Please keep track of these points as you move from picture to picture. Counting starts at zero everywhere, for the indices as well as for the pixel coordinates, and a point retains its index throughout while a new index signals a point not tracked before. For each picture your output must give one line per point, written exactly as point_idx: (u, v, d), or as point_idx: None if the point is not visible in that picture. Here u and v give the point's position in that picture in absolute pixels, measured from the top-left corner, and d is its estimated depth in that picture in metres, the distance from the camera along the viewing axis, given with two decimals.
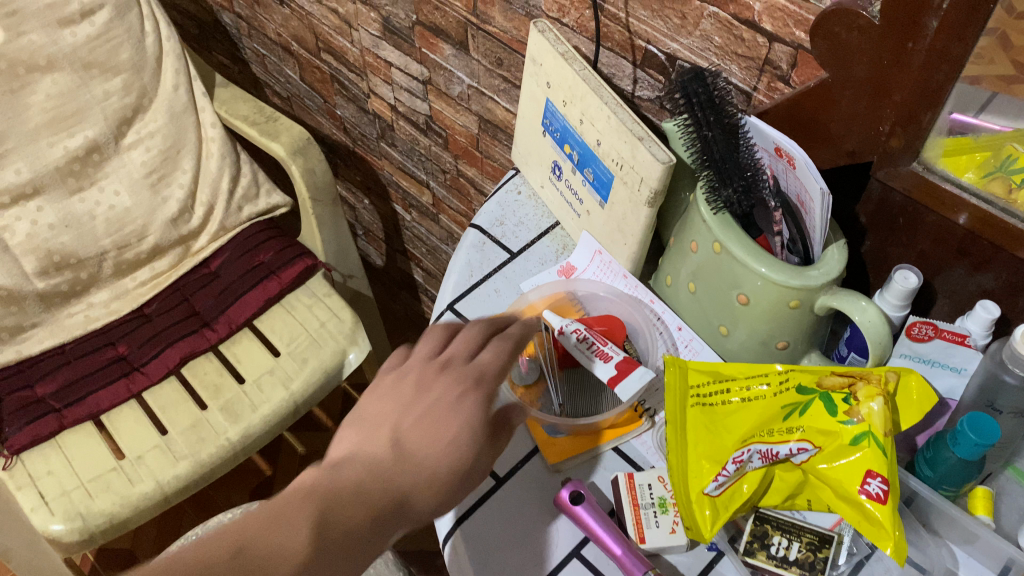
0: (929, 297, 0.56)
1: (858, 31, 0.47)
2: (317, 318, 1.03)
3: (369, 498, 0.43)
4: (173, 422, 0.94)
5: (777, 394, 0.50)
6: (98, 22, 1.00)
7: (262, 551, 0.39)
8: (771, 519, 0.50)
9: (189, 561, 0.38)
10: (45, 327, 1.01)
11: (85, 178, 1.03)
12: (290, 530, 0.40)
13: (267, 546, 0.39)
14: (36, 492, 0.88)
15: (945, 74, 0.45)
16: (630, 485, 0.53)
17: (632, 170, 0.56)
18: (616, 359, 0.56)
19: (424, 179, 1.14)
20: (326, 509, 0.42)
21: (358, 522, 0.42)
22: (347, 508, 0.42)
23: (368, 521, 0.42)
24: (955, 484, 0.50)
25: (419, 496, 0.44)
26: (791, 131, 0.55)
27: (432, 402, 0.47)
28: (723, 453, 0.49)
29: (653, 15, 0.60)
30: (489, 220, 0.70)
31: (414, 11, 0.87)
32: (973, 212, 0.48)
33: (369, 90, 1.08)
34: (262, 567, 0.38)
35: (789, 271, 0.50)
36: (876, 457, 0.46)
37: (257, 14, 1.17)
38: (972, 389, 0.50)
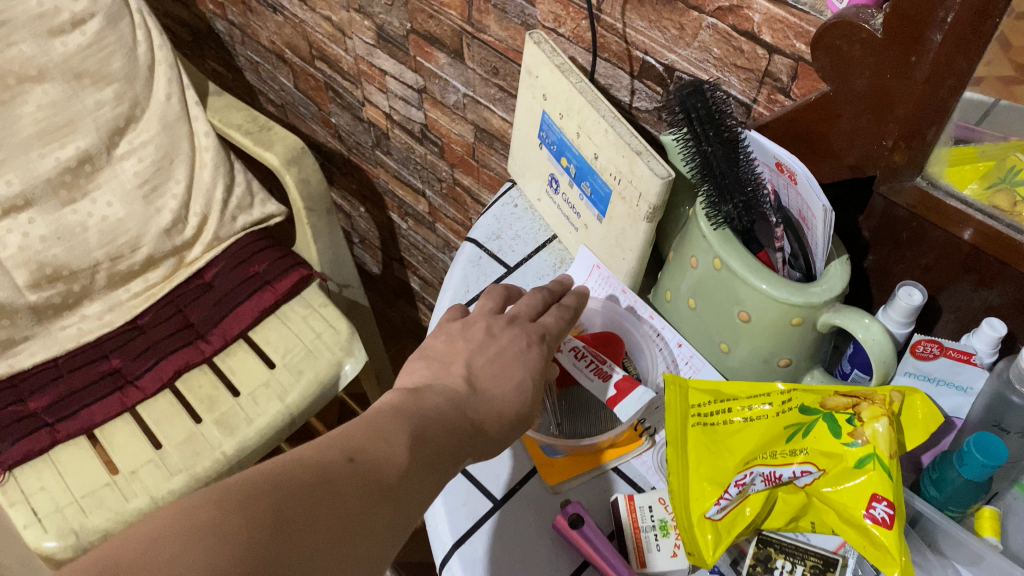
0: (933, 313, 0.55)
1: (860, 44, 0.46)
2: (312, 329, 1.02)
3: (454, 422, 0.43)
4: (167, 436, 0.92)
5: (779, 414, 0.48)
6: (89, 31, 0.99)
7: (374, 457, 0.38)
8: (775, 542, 0.49)
9: (311, 460, 0.36)
10: (38, 340, 0.99)
11: (77, 190, 1.02)
12: (394, 439, 0.39)
13: (376, 454, 0.38)
14: (28, 509, 0.87)
15: (950, 88, 0.44)
16: (630, 507, 0.52)
17: (630, 185, 0.55)
18: (615, 378, 0.54)
19: (420, 187, 1.13)
20: (419, 426, 0.41)
21: (447, 442, 0.42)
22: (437, 428, 0.42)
23: (454, 442, 0.43)
24: (961, 506, 0.49)
25: (491, 424, 0.46)
26: (792, 144, 0.54)
27: (500, 346, 0.50)
28: (725, 475, 0.49)
29: (650, 25, 0.59)
30: (485, 233, 0.69)
31: (408, 20, 0.86)
32: (979, 228, 0.47)
33: (364, 98, 1.07)
34: (379, 472, 0.37)
35: (792, 289, 0.49)
36: (881, 480, 0.45)
37: (250, 21, 1.15)
38: (978, 408, 0.49)
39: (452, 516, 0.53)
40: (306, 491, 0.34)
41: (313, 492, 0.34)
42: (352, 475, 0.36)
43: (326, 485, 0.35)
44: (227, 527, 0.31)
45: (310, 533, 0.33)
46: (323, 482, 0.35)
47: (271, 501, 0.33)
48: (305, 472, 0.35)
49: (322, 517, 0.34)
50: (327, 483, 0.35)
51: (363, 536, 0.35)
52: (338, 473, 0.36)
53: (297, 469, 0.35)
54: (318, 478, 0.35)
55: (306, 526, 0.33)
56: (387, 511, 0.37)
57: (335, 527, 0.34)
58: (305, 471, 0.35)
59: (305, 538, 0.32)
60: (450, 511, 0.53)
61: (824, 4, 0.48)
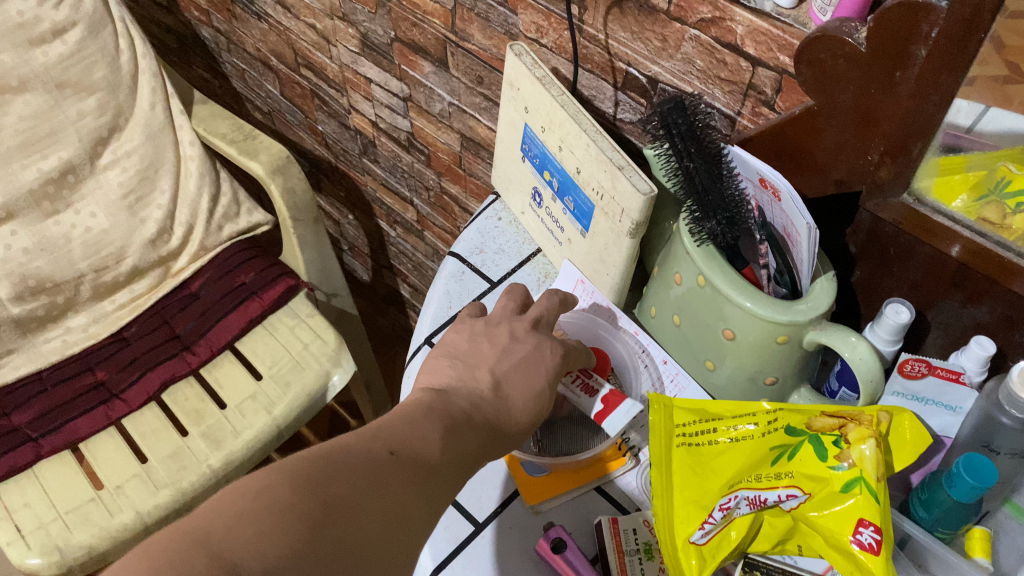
0: (922, 330, 0.54)
1: (844, 59, 0.45)
2: (299, 340, 1.00)
3: (483, 419, 0.43)
4: (154, 450, 0.91)
5: (765, 434, 0.48)
6: (70, 41, 0.98)
7: (414, 448, 0.38)
8: (761, 565, 0.48)
9: (359, 452, 0.36)
10: (21, 354, 0.98)
11: (60, 201, 1.00)
12: (429, 431, 0.40)
13: (412, 447, 0.38)
14: (12, 526, 0.85)
15: (937, 104, 0.43)
16: (614, 529, 0.51)
17: (613, 201, 0.54)
18: (604, 392, 0.53)
19: (408, 195, 1.12)
20: (451, 418, 0.41)
21: (476, 437, 0.42)
22: (468, 422, 0.42)
23: (484, 438, 0.42)
24: (951, 527, 0.48)
25: (510, 425, 0.44)
26: (777, 158, 0.53)
27: (525, 354, 0.48)
28: (709, 497, 0.48)
29: (633, 36, 0.58)
30: (468, 248, 0.68)
31: (392, 28, 0.85)
32: (967, 244, 0.47)
33: (350, 106, 1.05)
34: (420, 464, 0.38)
35: (776, 306, 0.48)
36: (869, 503, 0.44)
37: (235, 28, 1.14)
38: (967, 428, 0.48)
39: (431, 541, 0.52)
40: (358, 483, 0.35)
41: (364, 484, 0.35)
42: (397, 467, 0.37)
43: (374, 476, 0.36)
44: (295, 512, 0.32)
45: (363, 523, 0.34)
46: (371, 472, 0.36)
47: (327, 490, 0.34)
48: (355, 462, 0.36)
49: (373, 509, 0.34)
50: (376, 476, 0.36)
51: (408, 529, 0.35)
52: (384, 465, 0.36)
53: (349, 460, 0.36)
54: (368, 469, 0.36)
55: (359, 514, 0.34)
56: (428, 503, 0.37)
57: (385, 518, 0.35)
58: (355, 463, 0.36)
59: (360, 529, 0.33)
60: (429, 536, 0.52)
61: (807, 16, 0.48)
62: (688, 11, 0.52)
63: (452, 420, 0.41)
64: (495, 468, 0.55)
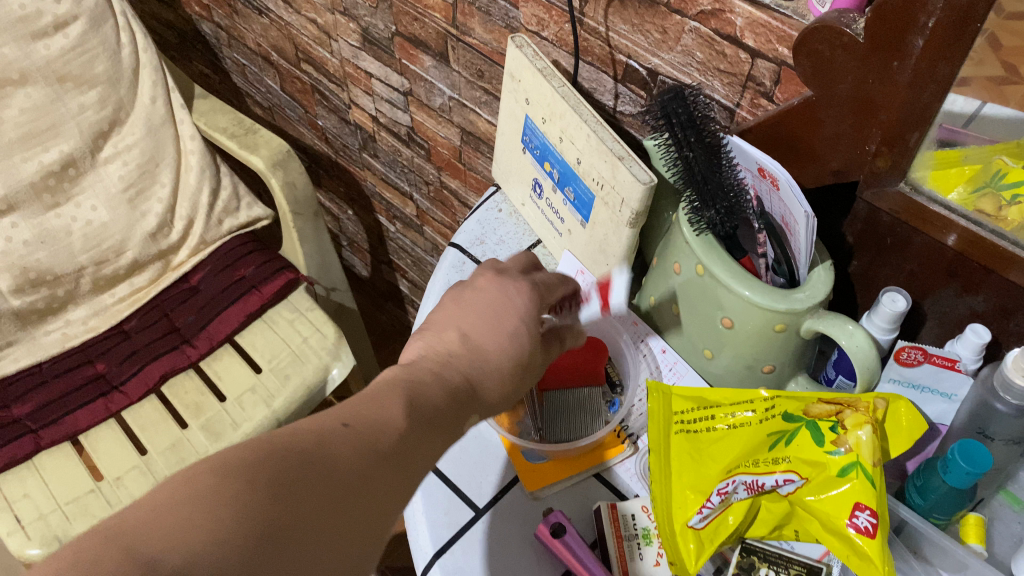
0: (917, 320, 0.55)
1: (842, 49, 0.45)
2: (299, 334, 1.01)
3: (450, 390, 0.39)
4: (153, 442, 0.91)
5: (763, 420, 0.48)
6: (72, 34, 0.98)
7: (374, 421, 0.34)
8: (758, 550, 0.49)
9: (309, 428, 0.33)
10: (21, 345, 0.98)
11: (61, 194, 1.01)
12: (389, 401, 0.36)
13: (371, 422, 0.34)
14: (11, 516, 0.86)
15: (932, 93, 0.44)
16: (613, 515, 0.52)
17: (613, 191, 0.55)
18: (592, 295, 0.60)
19: (408, 190, 1.12)
20: (413, 387, 0.38)
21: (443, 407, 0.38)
22: (433, 393, 0.38)
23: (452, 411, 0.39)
24: (945, 513, 0.49)
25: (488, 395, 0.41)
26: (775, 149, 0.54)
27: None
28: (708, 483, 0.48)
29: (633, 29, 0.58)
30: (469, 239, 0.68)
31: (393, 22, 0.85)
32: (963, 233, 0.47)
33: (350, 101, 1.06)
34: (381, 438, 0.34)
35: (774, 295, 0.48)
36: (864, 488, 0.44)
37: (236, 23, 1.15)
38: (963, 415, 0.49)
39: (432, 526, 0.52)
40: (312, 460, 0.31)
41: (318, 461, 0.31)
42: (354, 441, 0.33)
43: (329, 452, 0.32)
44: (236, 497, 0.28)
45: (317, 501, 0.30)
46: (322, 451, 0.32)
47: (276, 470, 0.30)
48: (307, 437, 0.32)
49: (329, 486, 0.31)
50: (331, 451, 0.32)
51: (370, 508, 0.32)
52: (338, 440, 0.33)
53: (299, 437, 0.32)
54: (321, 443, 0.32)
55: (311, 497, 0.30)
56: (390, 480, 0.33)
57: (343, 497, 0.31)
58: (307, 439, 0.32)
59: (315, 509, 0.30)
60: (431, 520, 0.52)
61: (806, 9, 0.49)
62: (688, 3, 0.53)
63: (415, 391, 0.38)
64: (496, 454, 0.56)
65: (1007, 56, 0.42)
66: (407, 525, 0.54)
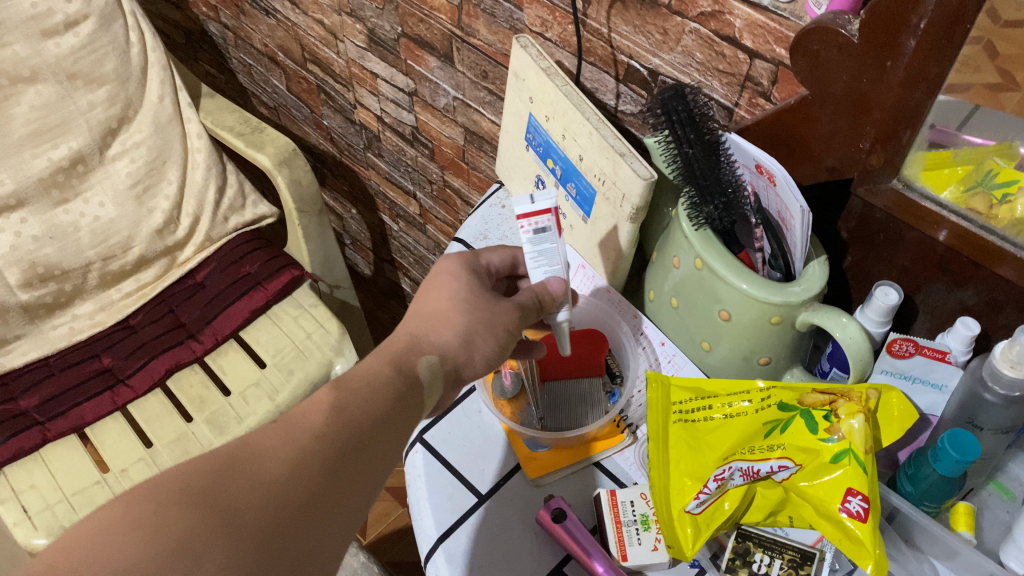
0: (910, 314, 0.57)
1: (838, 49, 0.47)
2: (303, 330, 1.01)
3: (381, 395, 0.44)
4: (158, 435, 0.92)
5: (759, 410, 0.50)
6: (82, 33, 0.99)
7: (295, 436, 0.40)
8: (753, 535, 0.51)
9: (235, 451, 0.38)
10: (29, 339, 0.99)
11: (69, 190, 1.02)
12: (310, 415, 0.42)
13: (280, 439, 0.40)
14: (19, 507, 0.86)
15: (925, 92, 0.45)
16: (612, 502, 0.53)
17: (614, 186, 0.56)
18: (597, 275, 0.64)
19: (411, 189, 1.14)
20: (335, 397, 0.43)
21: (370, 410, 0.43)
22: (357, 399, 0.43)
23: (381, 412, 0.44)
24: (936, 501, 0.50)
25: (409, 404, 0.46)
26: (772, 147, 0.55)
27: None
28: (705, 470, 0.49)
29: (635, 30, 0.60)
30: (472, 234, 0.70)
31: (399, 23, 0.87)
32: (953, 228, 0.49)
33: (355, 101, 1.07)
34: (294, 449, 0.39)
35: (770, 288, 0.50)
36: (856, 474, 0.46)
37: (243, 24, 1.16)
38: (953, 406, 0.50)
39: (436, 511, 0.53)
40: (235, 477, 0.37)
41: (242, 476, 0.37)
42: (275, 454, 0.39)
43: (251, 468, 0.38)
44: (164, 517, 0.34)
45: (240, 511, 0.35)
46: (233, 469, 0.37)
47: (201, 491, 0.36)
48: (231, 458, 0.38)
49: (251, 496, 0.36)
50: (253, 466, 0.38)
51: (294, 509, 0.37)
52: (262, 456, 0.38)
53: (225, 459, 0.38)
54: (244, 461, 0.38)
55: (226, 507, 0.35)
56: (309, 483, 0.39)
57: (267, 503, 0.36)
58: (230, 460, 0.38)
59: (238, 516, 0.35)
60: (435, 505, 0.54)
61: (803, 9, 0.50)
62: (689, 5, 0.55)
63: (338, 399, 0.43)
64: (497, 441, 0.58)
65: (1004, 65, 0.43)
66: (410, 510, 0.55)
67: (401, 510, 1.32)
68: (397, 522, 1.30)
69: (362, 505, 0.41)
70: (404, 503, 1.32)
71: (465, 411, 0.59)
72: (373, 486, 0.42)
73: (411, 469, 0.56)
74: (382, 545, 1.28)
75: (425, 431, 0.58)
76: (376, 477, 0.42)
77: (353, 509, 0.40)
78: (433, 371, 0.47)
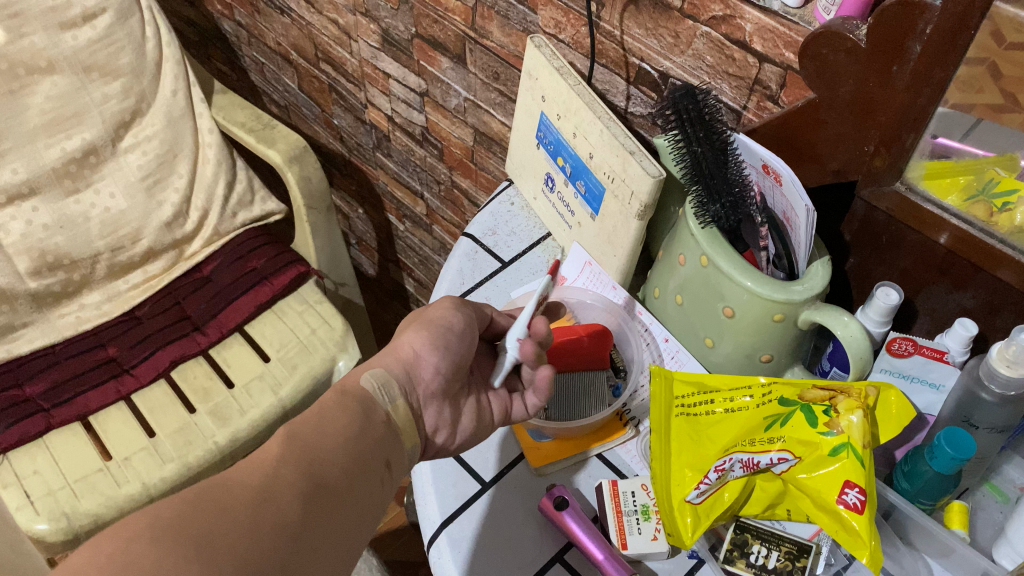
0: (910, 315, 0.58)
1: (845, 53, 0.48)
2: (307, 325, 1.00)
3: (338, 419, 0.48)
4: (161, 424, 0.90)
5: (760, 405, 0.51)
6: (100, 26, 0.98)
7: (259, 466, 0.43)
8: (751, 528, 0.52)
9: (202, 485, 0.41)
10: (36, 327, 0.98)
11: (81, 180, 1.00)
12: (270, 445, 0.45)
13: (245, 470, 0.42)
14: (21, 491, 0.84)
15: (928, 97, 0.47)
16: (614, 492, 0.54)
17: (623, 184, 0.57)
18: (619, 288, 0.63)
19: (419, 189, 1.15)
20: (293, 426, 0.46)
21: (330, 433, 0.47)
22: (314, 425, 0.47)
23: (340, 435, 0.47)
24: (931, 498, 0.51)
25: (377, 422, 0.49)
26: (778, 148, 0.56)
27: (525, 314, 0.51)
28: (706, 461, 0.51)
29: (647, 33, 0.61)
30: (481, 230, 0.72)
31: (413, 24, 0.88)
32: (954, 232, 0.50)
33: (367, 101, 1.09)
34: (258, 477, 0.42)
35: (775, 286, 0.51)
36: (854, 467, 0.47)
37: (257, 22, 1.18)
38: (950, 405, 0.51)
39: (441, 497, 0.55)
40: (206, 506, 0.39)
41: (212, 505, 0.39)
42: (240, 485, 0.41)
43: (221, 496, 0.40)
44: (134, 553, 0.35)
45: (212, 537, 0.37)
46: (197, 500, 0.39)
47: (168, 523, 0.37)
48: (199, 490, 0.40)
49: (223, 523, 0.38)
50: (222, 494, 0.40)
51: (268, 530, 0.40)
52: (230, 484, 0.41)
53: (193, 492, 0.40)
54: (213, 491, 0.40)
55: (198, 535, 0.37)
56: (279, 503, 0.41)
57: (238, 527, 0.39)
58: (199, 493, 0.40)
59: (209, 544, 0.37)
60: (440, 492, 0.56)
61: (812, 15, 0.52)
62: (701, 9, 0.56)
63: (296, 429, 0.46)
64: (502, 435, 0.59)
65: (1007, 86, 0.45)
66: (415, 498, 0.57)
67: (397, 510, 1.32)
68: (393, 521, 1.31)
69: (336, 524, 0.43)
70: (401, 502, 1.33)
71: None
72: (344, 506, 0.45)
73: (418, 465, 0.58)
74: (379, 543, 1.29)
75: None
76: (345, 497, 0.45)
77: (329, 528, 0.43)
78: (379, 380, 0.51)
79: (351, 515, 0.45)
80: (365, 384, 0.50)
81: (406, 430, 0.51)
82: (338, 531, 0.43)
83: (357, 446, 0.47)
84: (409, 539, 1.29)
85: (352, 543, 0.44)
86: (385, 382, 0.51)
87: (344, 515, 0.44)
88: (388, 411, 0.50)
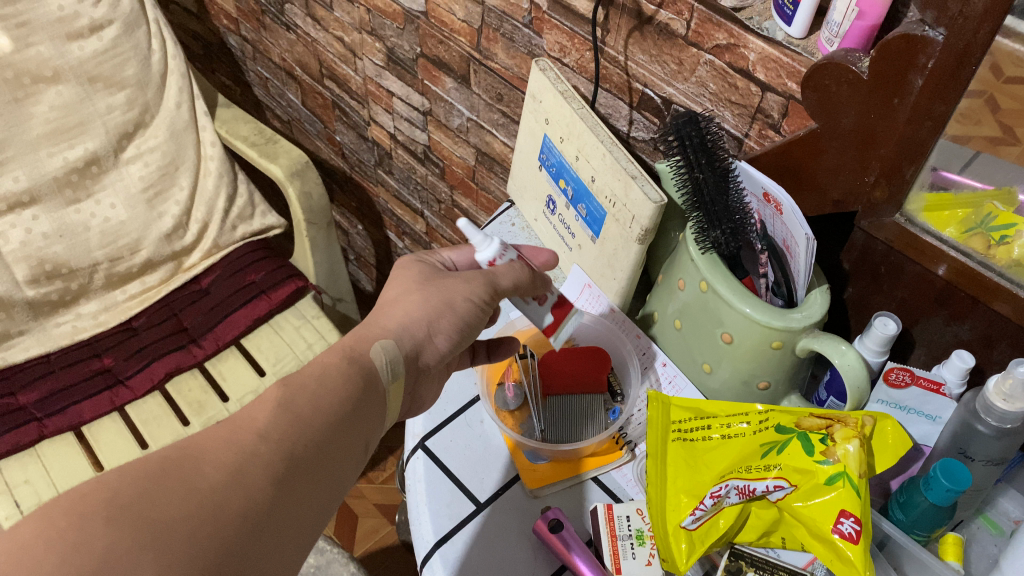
0: (908, 345, 0.59)
1: (847, 85, 0.49)
2: (304, 340, 0.98)
3: (330, 397, 0.45)
4: (155, 436, 0.90)
5: (756, 432, 0.51)
6: (106, 37, 0.98)
7: (240, 437, 0.41)
8: (746, 555, 0.51)
9: (173, 457, 0.39)
10: (32, 336, 0.96)
11: (82, 190, 1.00)
12: (259, 412, 0.42)
13: (228, 444, 0.40)
14: (11, 501, 0.83)
15: (930, 129, 0.47)
16: (608, 516, 0.54)
17: (625, 208, 0.58)
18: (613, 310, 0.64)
19: (420, 207, 1.16)
20: (285, 394, 0.44)
21: (323, 410, 0.44)
22: (311, 395, 0.44)
23: (331, 413, 0.44)
24: (925, 529, 0.51)
25: (371, 406, 0.47)
26: (779, 176, 0.57)
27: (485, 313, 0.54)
28: (702, 487, 0.51)
29: (651, 59, 0.62)
30: None
31: (418, 44, 0.89)
32: (953, 264, 0.50)
33: (369, 119, 1.10)
34: (233, 456, 0.40)
35: (772, 312, 0.51)
36: (850, 497, 0.46)
37: (262, 38, 1.18)
38: (946, 436, 0.52)
39: (435, 516, 0.55)
40: (169, 486, 0.37)
41: (176, 483, 0.37)
42: (214, 460, 0.39)
43: (187, 475, 0.38)
44: (86, 532, 0.33)
45: (172, 521, 0.35)
46: (161, 477, 0.37)
47: (127, 502, 0.35)
48: (167, 463, 0.38)
49: (184, 505, 0.36)
50: (189, 473, 0.38)
51: (234, 513, 0.38)
52: (199, 460, 0.39)
53: (160, 465, 0.38)
54: (182, 467, 0.38)
55: (154, 516, 0.35)
56: (251, 486, 0.39)
57: (202, 510, 0.37)
58: (165, 467, 0.38)
59: (169, 529, 0.35)
60: (435, 512, 0.55)
61: (815, 46, 0.52)
62: (705, 37, 0.57)
63: (292, 396, 0.44)
64: (498, 452, 0.59)
65: (1005, 119, 0.45)
66: (409, 516, 0.57)
67: (389, 528, 1.32)
68: (386, 539, 1.30)
69: (307, 514, 0.41)
70: (393, 520, 1.32)
71: (467, 420, 0.61)
72: (317, 492, 0.42)
73: (412, 475, 0.58)
74: (371, 560, 1.28)
75: (427, 440, 0.60)
76: (322, 479, 0.43)
77: (297, 513, 0.41)
78: (387, 353, 0.49)
79: (321, 501, 0.43)
80: (373, 358, 0.48)
81: (392, 400, 0.50)
82: (305, 517, 0.41)
83: (345, 425, 0.45)
84: (401, 557, 1.28)
85: (317, 529, 0.43)
86: (394, 356, 0.49)
87: (316, 500, 0.42)
88: (388, 387, 0.49)
